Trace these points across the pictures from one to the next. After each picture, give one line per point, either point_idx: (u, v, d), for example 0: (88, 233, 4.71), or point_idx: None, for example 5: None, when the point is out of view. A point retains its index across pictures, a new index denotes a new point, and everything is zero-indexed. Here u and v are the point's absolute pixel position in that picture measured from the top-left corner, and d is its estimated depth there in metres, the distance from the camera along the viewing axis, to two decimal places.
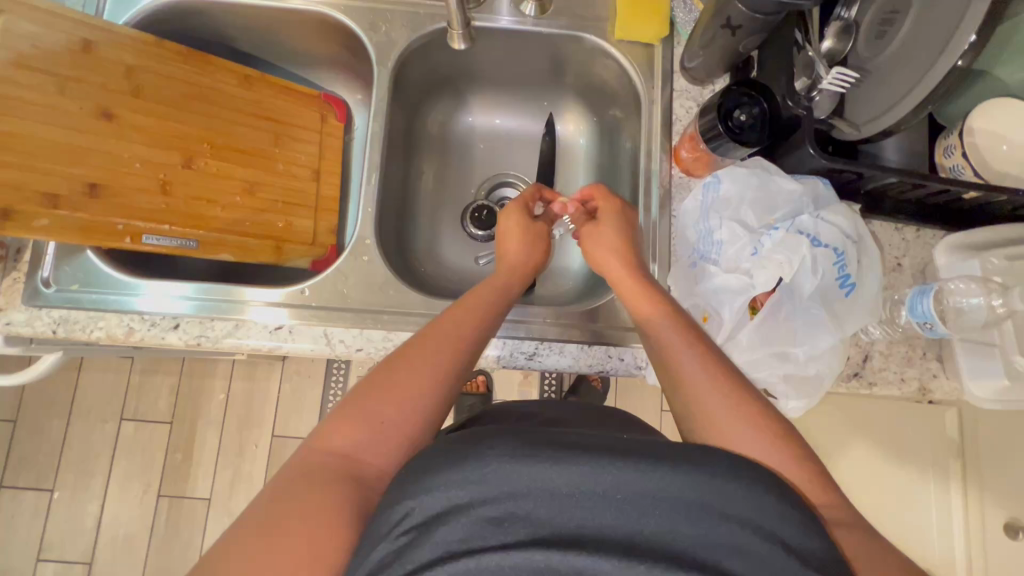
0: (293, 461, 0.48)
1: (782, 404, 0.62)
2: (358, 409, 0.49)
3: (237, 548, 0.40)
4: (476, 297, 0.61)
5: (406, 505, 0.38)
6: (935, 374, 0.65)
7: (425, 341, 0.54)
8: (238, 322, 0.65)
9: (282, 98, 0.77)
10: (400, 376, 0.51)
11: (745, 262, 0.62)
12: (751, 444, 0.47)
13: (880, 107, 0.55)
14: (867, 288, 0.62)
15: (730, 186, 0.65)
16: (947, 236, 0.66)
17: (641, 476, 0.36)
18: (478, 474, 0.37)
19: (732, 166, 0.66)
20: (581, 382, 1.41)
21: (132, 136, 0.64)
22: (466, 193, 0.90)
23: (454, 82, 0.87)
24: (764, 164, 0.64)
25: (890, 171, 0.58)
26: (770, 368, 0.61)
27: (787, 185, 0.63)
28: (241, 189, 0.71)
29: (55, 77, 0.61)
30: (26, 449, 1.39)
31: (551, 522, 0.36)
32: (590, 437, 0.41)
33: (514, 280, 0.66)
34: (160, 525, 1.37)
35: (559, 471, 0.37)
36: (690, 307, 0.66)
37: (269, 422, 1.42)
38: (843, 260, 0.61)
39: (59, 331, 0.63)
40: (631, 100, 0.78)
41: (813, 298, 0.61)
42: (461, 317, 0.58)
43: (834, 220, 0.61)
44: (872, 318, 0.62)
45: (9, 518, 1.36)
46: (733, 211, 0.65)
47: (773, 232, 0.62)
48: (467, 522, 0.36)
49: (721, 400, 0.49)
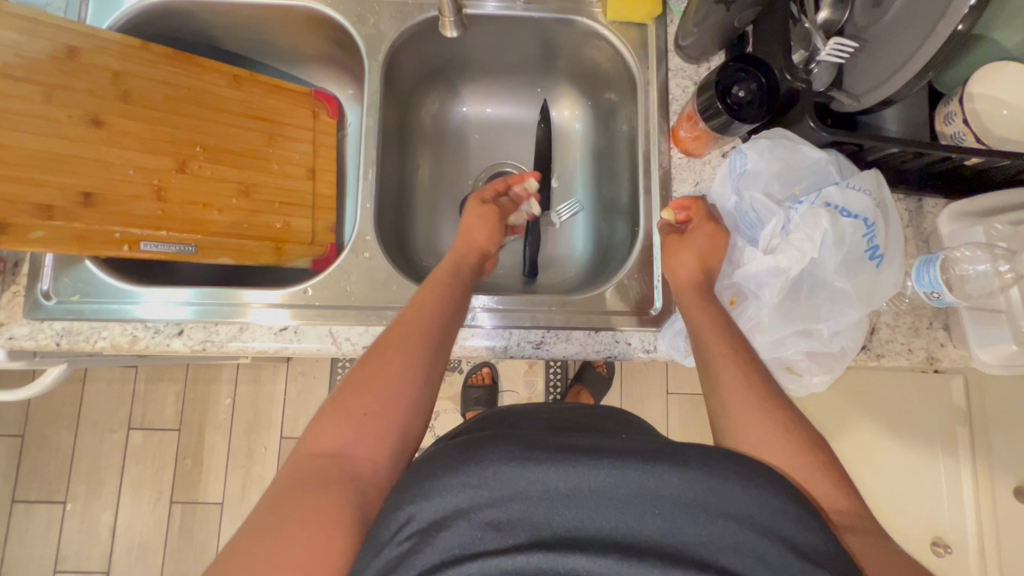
0: (286, 469, 0.47)
1: (805, 379, 0.61)
2: (339, 407, 0.49)
3: (237, 567, 0.39)
4: (431, 284, 0.60)
5: (405, 513, 0.38)
6: (942, 343, 0.65)
7: (394, 334, 0.54)
8: (242, 325, 0.65)
9: (273, 97, 0.75)
10: (374, 368, 0.51)
11: (772, 239, 0.61)
12: (760, 433, 0.48)
13: (879, 76, 0.54)
14: (891, 259, 0.60)
15: (757, 160, 0.63)
16: (951, 204, 0.66)
17: (634, 473, 0.37)
18: (479, 477, 0.38)
19: (754, 138, 0.64)
20: (587, 369, 1.41)
21: (125, 142, 0.64)
22: (463, 184, 0.89)
23: (446, 73, 0.86)
24: (788, 135, 0.62)
25: (890, 141, 0.58)
26: (794, 346, 0.60)
27: (811, 155, 0.61)
28: (237, 191, 0.70)
29: (42, 86, 0.60)
30: (35, 463, 1.40)
31: (545, 523, 0.36)
32: (591, 442, 0.42)
33: (462, 260, 0.65)
34: (174, 531, 1.37)
35: (557, 472, 0.38)
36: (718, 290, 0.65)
37: (278, 424, 1.42)
38: (872, 230, 0.59)
39: (63, 343, 0.63)
40: (626, 82, 0.77)
41: (837, 272, 0.59)
42: (423, 306, 0.57)
43: (862, 186, 0.59)
44: (898, 287, 0.61)
45: (23, 531, 1.37)
46: (761, 186, 0.63)
47: (798, 207, 0.60)
48: (468, 525, 0.36)
49: (744, 391, 0.50)
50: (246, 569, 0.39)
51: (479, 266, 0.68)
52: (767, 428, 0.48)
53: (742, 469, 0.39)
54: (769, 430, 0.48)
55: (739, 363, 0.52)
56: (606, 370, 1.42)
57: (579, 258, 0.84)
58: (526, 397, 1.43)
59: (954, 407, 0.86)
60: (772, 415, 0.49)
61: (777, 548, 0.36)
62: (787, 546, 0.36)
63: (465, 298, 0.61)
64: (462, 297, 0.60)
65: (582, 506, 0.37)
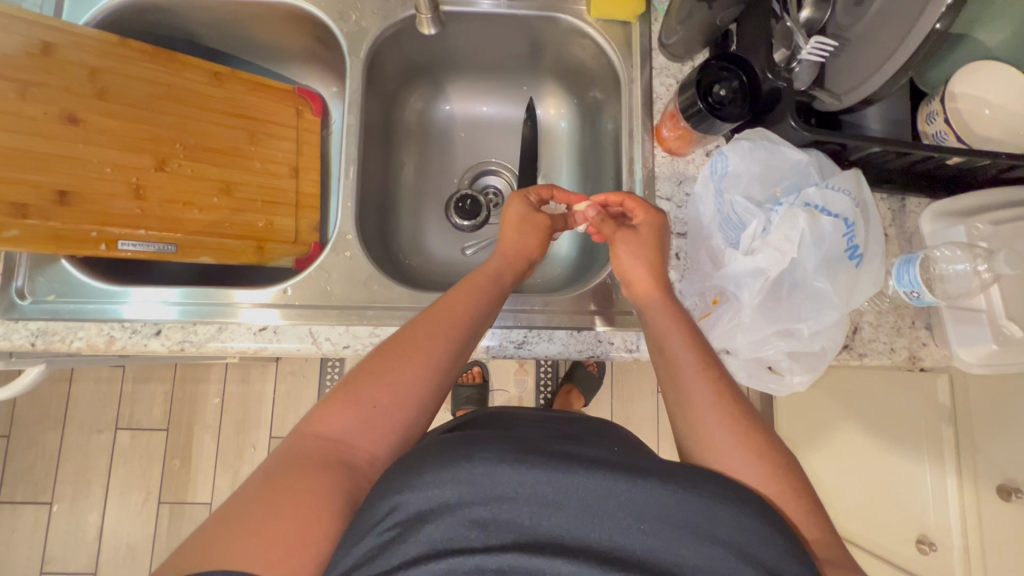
0: (284, 446, 0.47)
1: (786, 379, 0.62)
2: (349, 394, 0.49)
3: (213, 549, 0.38)
4: (465, 289, 0.58)
5: (390, 502, 0.37)
6: (925, 342, 0.65)
7: (416, 329, 0.53)
8: (222, 325, 0.64)
9: (255, 95, 0.75)
10: (391, 360, 0.51)
11: (753, 242, 0.60)
12: (735, 450, 0.48)
13: (861, 75, 0.54)
14: (871, 260, 0.61)
15: (738, 161, 0.62)
16: (934, 203, 0.66)
17: (624, 490, 0.37)
18: (470, 475, 0.37)
19: (735, 140, 0.63)
20: (578, 368, 1.41)
21: (102, 140, 0.63)
22: (449, 183, 0.89)
23: (431, 70, 0.85)
24: (767, 135, 0.62)
25: (871, 141, 0.58)
26: (775, 347, 0.60)
27: (794, 155, 0.61)
28: (218, 189, 0.69)
29: (17, 82, 0.59)
30: (22, 463, 1.38)
31: (528, 527, 0.36)
32: (585, 451, 0.41)
33: (505, 268, 0.63)
34: (162, 531, 1.36)
35: (549, 477, 0.37)
36: (700, 292, 0.65)
37: (266, 424, 1.41)
38: (852, 230, 0.59)
39: (38, 343, 0.62)
40: (611, 81, 0.77)
41: (817, 271, 0.59)
42: (453, 307, 0.55)
43: (841, 187, 0.59)
44: (874, 288, 0.60)
45: (9, 533, 1.36)
46: (742, 187, 0.63)
47: (778, 208, 0.60)
48: (453, 521, 0.36)
49: (720, 402, 0.50)
50: (231, 543, 0.39)
51: (522, 275, 0.66)
52: (744, 447, 0.48)
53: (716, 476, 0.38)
54: (743, 447, 0.48)
55: (708, 377, 0.52)
56: (597, 369, 1.41)
57: (565, 257, 0.84)
58: (517, 396, 1.43)
59: (938, 406, 0.87)
60: (747, 432, 0.49)
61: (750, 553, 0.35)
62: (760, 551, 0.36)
63: (494, 312, 0.59)
64: (492, 310, 0.59)
65: (567, 515, 0.36)
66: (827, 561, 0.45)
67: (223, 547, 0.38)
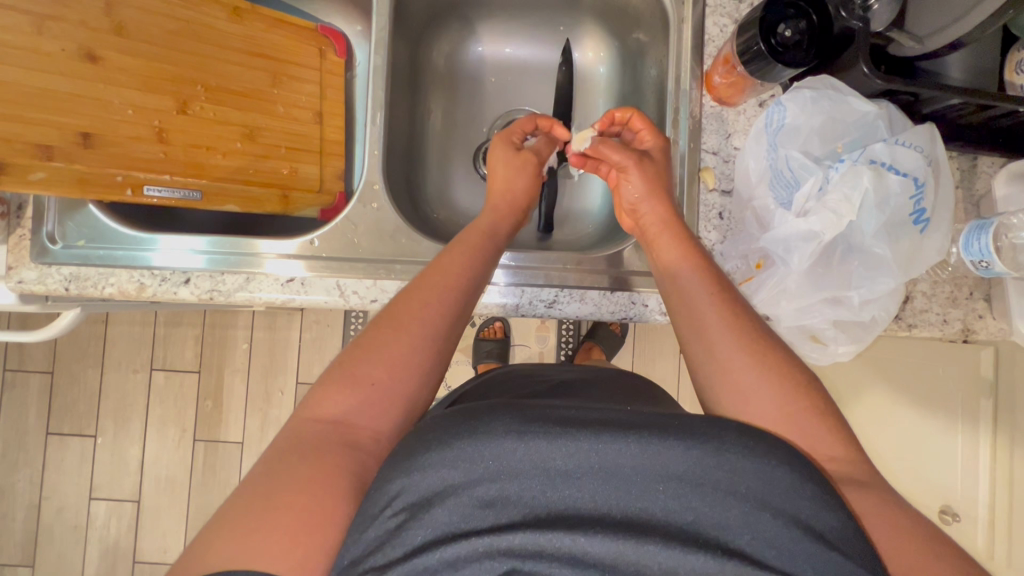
0: (283, 432, 0.45)
1: (829, 350, 0.59)
2: (345, 373, 0.46)
3: (227, 523, 0.38)
4: (461, 245, 0.56)
5: (395, 486, 0.36)
6: (981, 315, 0.61)
7: (410, 298, 0.50)
8: (249, 275, 0.64)
9: (276, 33, 0.70)
10: (385, 335, 0.48)
11: (807, 202, 0.56)
12: (758, 402, 0.44)
13: (947, 16, 0.50)
14: (937, 223, 0.56)
15: (797, 114, 0.58)
16: (1009, 164, 0.60)
17: (637, 450, 0.35)
18: (468, 453, 0.35)
19: (796, 88, 0.58)
20: (601, 326, 1.39)
21: (120, 79, 0.60)
22: (477, 133, 0.84)
23: (460, 8, 0.79)
24: (835, 85, 0.57)
25: (953, 93, 0.52)
26: (819, 314, 0.57)
27: (860, 107, 0.56)
28: (241, 134, 0.67)
29: (31, 15, 0.55)
30: (67, 398, 1.46)
31: (538, 502, 0.34)
32: (589, 412, 0.38)
33: (502, 220, 0.62)
34: (198, 466, 1.44)
35: (556, 447, 0.35)
36: (743, 257, 0.61)
37: (293, 370, 1.45)
38: (922, 192, 0.55)
39: (71, 288, 0.62)
40: (657, 21, 0.70)
41: (877, 236, 0.55)
42: (450, 270, 0.53)
43: (912, 143, 0.55)
44: (939, 257, 0.56)
45: (59, 461, 1.45)
46: (800, 143, 0.58)
47: (839, 164, 0.55)
48: (459, 504, 0.34)
49: (767, 373, 0.45)
50: (231, 539, 0.37)
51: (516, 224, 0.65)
52: (766, 400, 0.44)
53: (751, 447, 0.36)
54: (782, 398, 0.44)
55: (716, 310, 0.49)
56: (621, 328, 1.39)
57: (596, 212, 0.81)
58: (538, 352, 1.43)
59: (980, 379, 0.84)
60: (781, 370, 0.45)
61: (794, 535, 0.33)
62: (805, 531, 0.33)
63: (495, 266, 0.58)
64: (491, 261, 0.57)
65: (579, 484, 0.34)
66: (881, 529, 0.39)
67: (235, 538, 0.37)
